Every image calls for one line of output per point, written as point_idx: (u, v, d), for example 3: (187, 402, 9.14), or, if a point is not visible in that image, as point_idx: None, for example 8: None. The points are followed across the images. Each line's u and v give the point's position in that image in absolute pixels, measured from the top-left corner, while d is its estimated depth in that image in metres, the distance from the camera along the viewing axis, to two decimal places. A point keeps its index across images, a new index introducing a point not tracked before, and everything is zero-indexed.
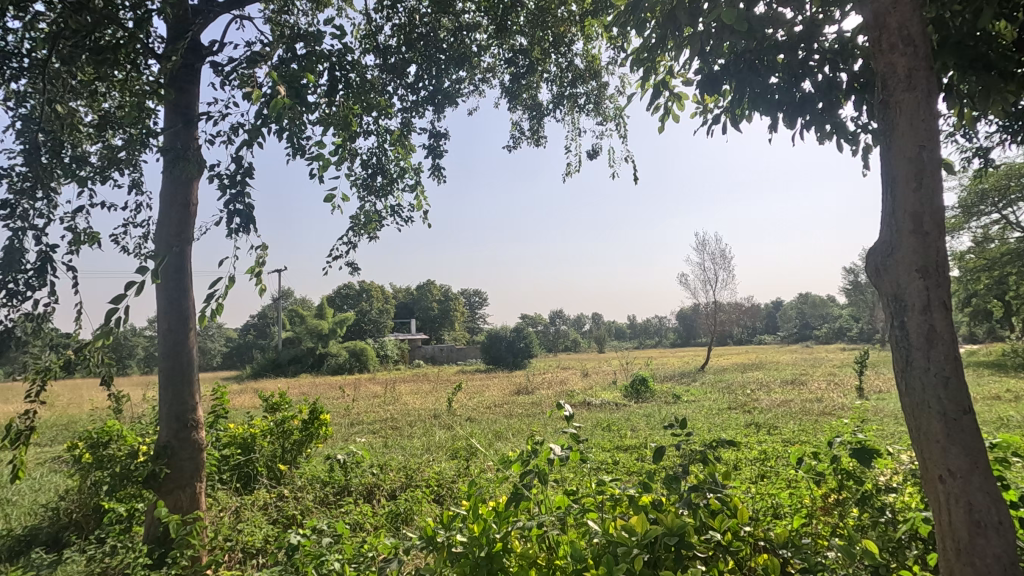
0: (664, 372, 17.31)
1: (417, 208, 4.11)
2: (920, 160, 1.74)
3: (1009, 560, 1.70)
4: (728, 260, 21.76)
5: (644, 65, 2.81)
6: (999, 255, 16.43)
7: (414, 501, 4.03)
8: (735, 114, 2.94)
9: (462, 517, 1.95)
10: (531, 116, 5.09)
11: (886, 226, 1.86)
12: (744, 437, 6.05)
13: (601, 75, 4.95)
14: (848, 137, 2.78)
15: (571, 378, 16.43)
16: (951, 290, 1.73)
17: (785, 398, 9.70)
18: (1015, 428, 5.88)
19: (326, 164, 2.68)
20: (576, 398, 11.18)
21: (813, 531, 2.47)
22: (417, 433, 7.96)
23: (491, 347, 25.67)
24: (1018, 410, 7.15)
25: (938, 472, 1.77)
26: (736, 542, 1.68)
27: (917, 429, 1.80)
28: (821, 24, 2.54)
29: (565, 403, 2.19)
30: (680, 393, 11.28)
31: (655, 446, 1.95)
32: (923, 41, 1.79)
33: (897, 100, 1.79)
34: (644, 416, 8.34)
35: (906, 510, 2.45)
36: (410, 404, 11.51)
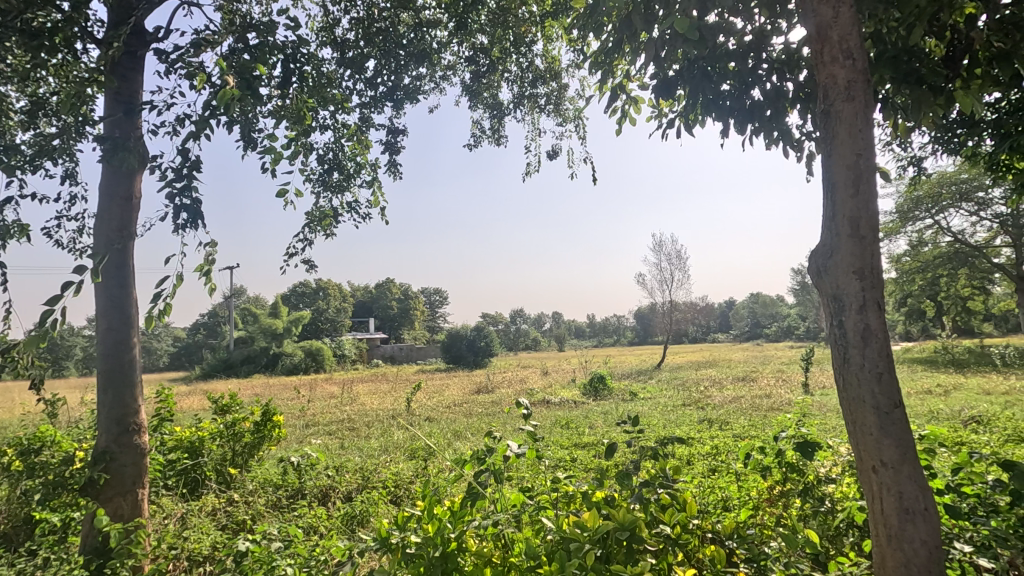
0: (622, 370, 17.64)
1: (374, 206, 4.05)
2: (858, 168, 1.84)
3: (934, 544, 1.82)
4: (683, 261, 22.36)
5: (602, 67, 2.86)
6: (931, 258, 17.52)
7: (371, 503, 3.96)
8: (689, 119, 3.04)
9: (417, 517, 1.94)
10: (491, 115, 5.10)
11: (826, 230, 1.95)
12: (698, 433, 6.22)
13: (561, 77, 5.00)
14: (794, 144, 2.93)
15: (531, 378, 16.48)
16: (886, 290, 1.84)
17: (736, 394, 10.05)
18: (942, 420, 6.29)
19: (279, 158, 2.60)
20: (535, 397, 11.22)
21: (760, 522, 2.57)
22: (375, 434, 7.83)
23: (452, 347, 25.51)
24: (946, 404, 7.65)
25: (873, 463, 1.87)
26: (685, 534, 1.72)
27: (853, 422, 1.90)
28: (769, 36, 2.66)
29: (522, 400, 2.18)
30: (637, 391, 11.52)
31: (608, 443, 1.98)
32: (861, 54, 1.89)
33: (837, 110, 1.88)
34: (602, 413, 8.46)
35: (844, 499, 2.59)
36: (367, 404, 11.32)
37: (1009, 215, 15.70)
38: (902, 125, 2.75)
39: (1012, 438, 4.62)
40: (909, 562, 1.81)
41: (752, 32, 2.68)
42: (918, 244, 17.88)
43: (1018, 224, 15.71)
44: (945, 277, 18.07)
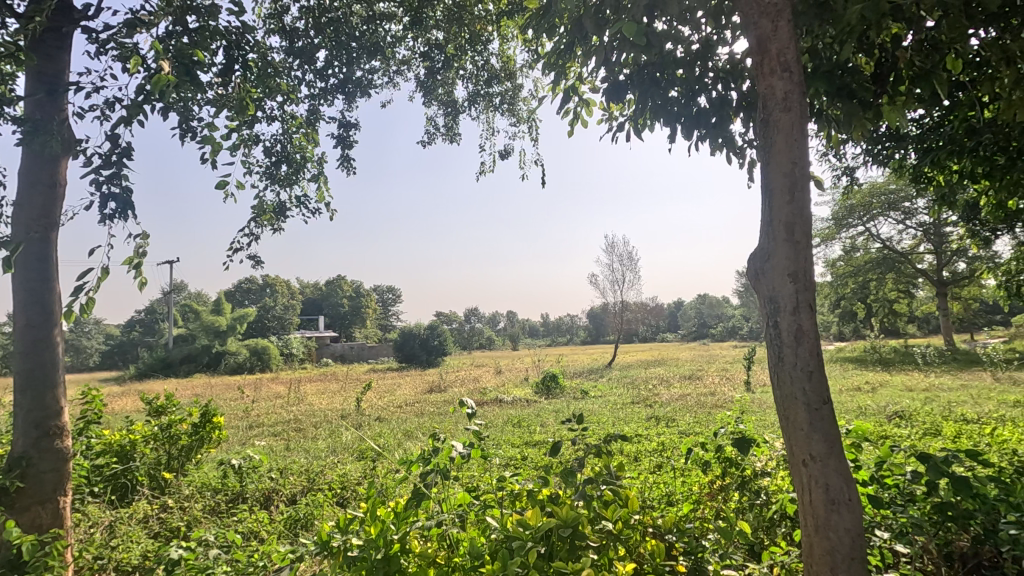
0: (574, 369, 17.89)
1: (322, 200, 3.96)
2: (793, 175, 1.93)
3: (857, 532, 1.93)
4: (635, 262, 22.88)
5: (555, 69, 2.89)
6: (863, 263, 18.63)
7: (316, 505, 3.85)
8: (638, 123, 3.11)
9: (360, 519, 1.90)
10: (446, 113, 5.05)
11: (763, 235, 2.04)
12: (645, 430, 6.38)
13: (516, 77, 5.02)
14: (737, 151, 3.04)
15: (484, 376, 16.48)
16: (817, 293, 1.93)
17: (683, 392, 10.38)
18: (869, 415, 6.70)
19: (218, 148, 2.49)
20: (487, 395, 11.23)
21: (700, 516, 2.66)
22: (323, 434, 7.64)
23: (405, 345, 25.21)
24: (874, 400, 8.15)
25: (803, 456, 1.97)
26: (626, 530, 1.75)
27: (785, 418, 2.00)
28: (714, 46, 2.76)
29: (468, 400, 2.18)
30: (588, 389, 11.72)
31: (553, 441, 2.00)
32: (797, 68, 1.99)
33: (775, 119, 1.97)
34: (553, 411, 8.54)
35: (777, 492, 2.71)
36: (316, 404, 11.02)
37: (931, 224, 16.88)
38: (835, 136, 2.91)
39: (929, 432, 4.96)
40: (833, 550, 1.91)
41: (699, 40, 2.77)
42: (851, 250, 18.95)
43: (938, 232, 16.92)
44: (874, 281, 19.24)
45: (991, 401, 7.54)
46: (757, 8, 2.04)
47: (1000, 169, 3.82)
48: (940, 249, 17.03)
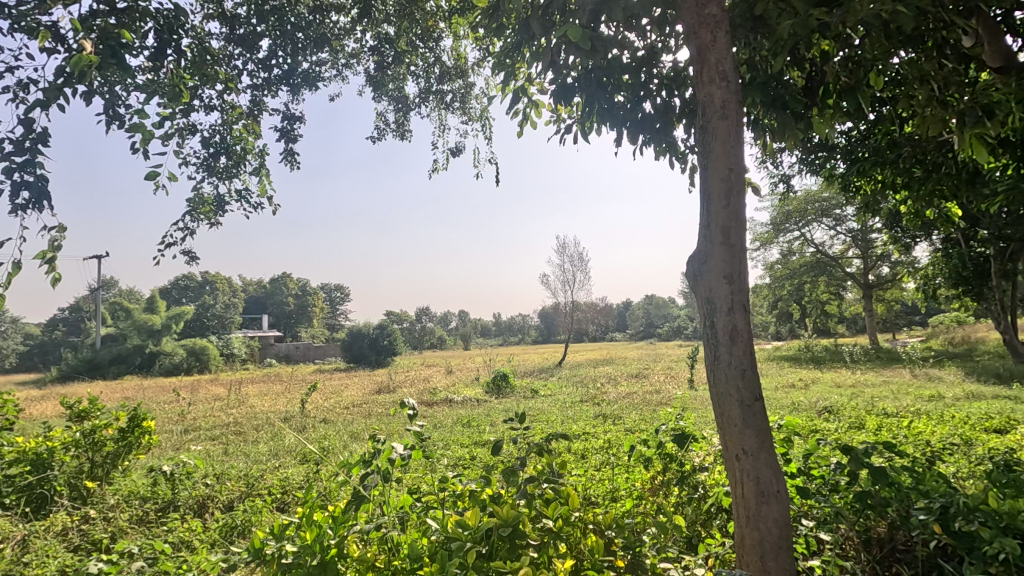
0: (525, 368, 18.00)
1: (264, 195, 3.82)
2: (729, 181, 2.02)
3: (785, 523, 2.03)
4: (585, 263, 23.25)
5: (505, 69, 2.91)
6: (798, 266, 19.64)
7: (253, 512, 3.69)
8: (585, 126, 3.16)
9: (295, 525, 1.85)
10: (396, 108, 4.97)
11: (701, 238, 2.11)
12: (592, 428, 6.48)
13: (467, 75, 5.00)
14: (680, 156, 3.14)
15: (434, 377, 16.31)
16: (750, 294, 2.02)
17: (629, 390, 10.62)
18: (801, 411, 7.07)
19: (148, 136, 2.35)
20: (437, 396, 11.13)
21: (641, 511, 2.73)
22: (265, 437, 7.36)
23: (353, 345, 24.68)
24: (806, 396, 8.61)
25: (736, 451, 2.05)
26: (566, 527, 1.78)
27: (721, 415, 2.08)
28: (658, 53, 2.84)
29: (410, 400, 2.15)
30: (538, 388, 11.82)
31: (495, 441, 2.01)
32: (733, 77, 2.08)
33: (714, 126, 2.05)
34: (503, 411, 8.55)
35: (714, 486, 2.81)
36: (257, 407, 10.60)
37: (859, 231, 17.96)
38: (770, 146, 3.05)
39: (854, 426, 5.27)
40: (763, 540, 2.01)
41: (644, 47, 2.84)
42: (788, 253, 19.93)
43: (865, 239, 18.03)
44: (808, 283, 20.31)
45: (909, 396, 8.10)
46: (696, 18, 2.11)
47: (917, 180, 4.11)
48: (866, 254, 18.15)
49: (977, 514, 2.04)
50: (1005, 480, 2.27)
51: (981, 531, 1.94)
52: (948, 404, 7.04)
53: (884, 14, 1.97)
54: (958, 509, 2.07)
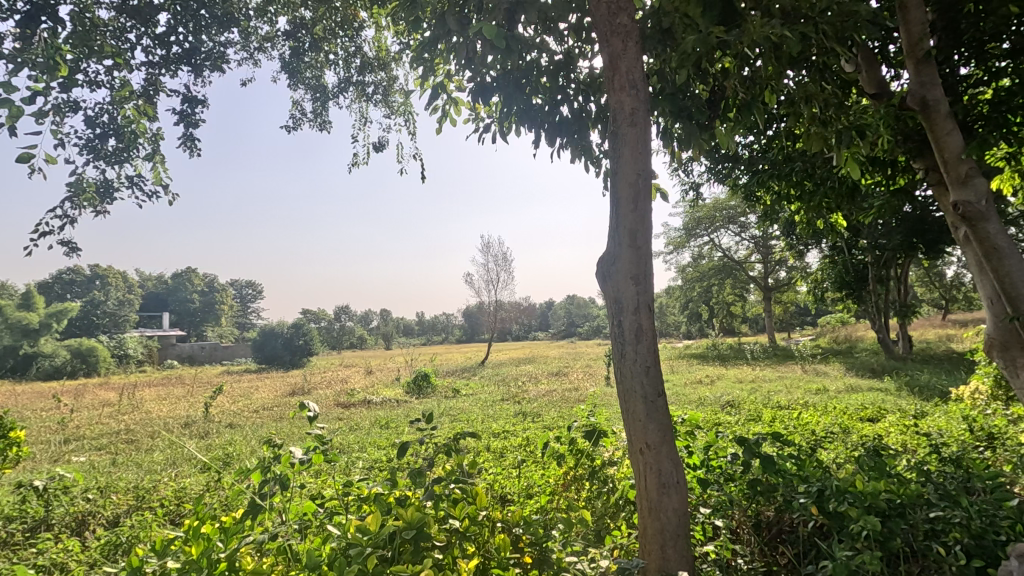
0: (447, 368, 17.85)
1: (160, 182, 3.52)
2: (636, 186, 2.11)
3: (683, 512, 2.14)
4: (509, 262, 23.42)
5: (423, 63, 2.87)
6: (708, 269, 20.92)
7: (143, 526, 3.40)
8: (504, 126, 3.18)
9: (181, 541, 1.72)
10: (314, 97, 4.73)
11: (610, 240, 2.18)
12: (512, 426, 6.55)
13: (390, 68, 4.88)
14: (595, 160, 3.24)
15: (353, 377, 15.78)
16: (654, 294, 2.12)
17: (549, 388, 10.83)
18: (706, 405, 7.52)
19: (16, 111, 2.09)
20: (355, 397, 10.78)
21: (553, 508, 2.77)
22: (160, 445, 6.80)
23: (265, 345, 23.39)
24: (712, 391, 9.18)
25: (640, 446, 2.14)
26: (473, 526, 1.78)
27: (626, 410, 2.16)
28: (576, 58, 2.91)
29: (311, 403, 2.07)
30: (460, 388, 11.77)
31: (402, 442, 1.97)
32: (642, 86, 2.17)
33: (623, 133, 2.14)
34: (423, 411, 8.44)
35: (622, 478, 2.92)
36: (154, 412, 9.76)
37: (760, 238, 19.41)
38: (678, 154, 3.21)
39: (751, 419, 5.68)
40: (663, 529, 2.11)
41: (562, 52, 2.91)
42: (698, 257, 21.16)
43: (766, 245, 19.50)
44: (715, 286, 21.69)
45: (799, 390, 8.85)
46: (608, 26, 2.18)
47: (807, 192, 4.49)
48: (766, 259, 19.64)
49: (846, 495, 2.25)
50: (872, 462, 2.52)
51: (848, 510, 2.14)
52: (831, 397, 7.77)
53: (773, 36, 2.13)
54: (831, 491, 2.28)
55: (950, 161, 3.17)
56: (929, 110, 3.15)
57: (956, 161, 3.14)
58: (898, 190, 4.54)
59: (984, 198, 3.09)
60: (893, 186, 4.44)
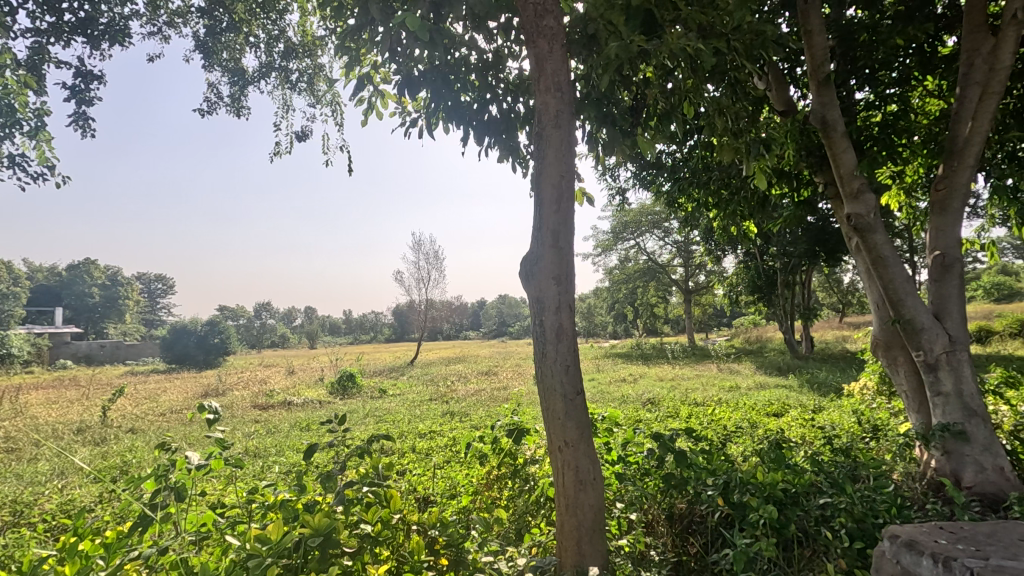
0: (374, 368, 17.42)
1: (46, 163, 3.19)
2: (559, 188, 2.14)
3: (599, 508, 2.19)
4: (441, 261, 23.16)
5: (347, 53, 2.77)
6: (634, 272, 21.71)
7: (21, 542, 3.06)
8: (431, 121, 3.13)
9: (54, 559, 1.55)
10: (232, 81, 4.44)
11: (533, 240, 2.19)
12: (439, 426, 6.45)
13: (316, 56, 4.68)
14: (522, 160, 3.26)
15: (272, 378, 15.00)
16: (575, 294, 2.15)
17: (478, 387, 10.84)
18: (630, 402, 7.78)
19: None
20: (274, 398, 10.25)
21: (474, 509, 2.75)
22: (46, 453, 6.15)
23: (176, 343, 21.81)
24: (635, 389, 9.53)
25: (559, 443, 2.17)
26: (385, 530, 1.74)
27: (546, 409, 2.18)
28: (505, 58, 2.92)
29: (211, 404, 1.95)
30: (387, 387, 11.52)
31: (312, 445, 1.89)
32: (567, 89, 2.21)
33: (548, 135, 2.16)
34: (346, 413, 8.15)
35: (543, 476, 2.96)
36: (40, 418, 8.83)
37: (682, 243, 20.35)
38: (603, 159, 3.30)
39: (669, 415, 5.94)
40: (580, 525, 2.15)
41: (491, 51, 2.90)
42: (625, 260, 21.89)
43: (687, 250, 20.48)
44: (641, 288, 22.56)
45: (714, 387, 9.37)
46: (534, 27, 2.19)
47: (723, 200, 4.74)
48: (687, 263, 20.65)
49: (748, 486, 2.40)
50: (773, 455, 2.69)
51: (750, 501, 2.28)
52: (743, 394, 8.24)
53: (689, 49, 2.22)
54: (735, 483, 2.41)
55: (845, 177, 3.43)
56: (828, 129, 3.41)
57: (850, 177, 3.41)
58: (802, 201, 4.90)
59: (873, 212, 3.38)
60: (799, 198, 4.79)
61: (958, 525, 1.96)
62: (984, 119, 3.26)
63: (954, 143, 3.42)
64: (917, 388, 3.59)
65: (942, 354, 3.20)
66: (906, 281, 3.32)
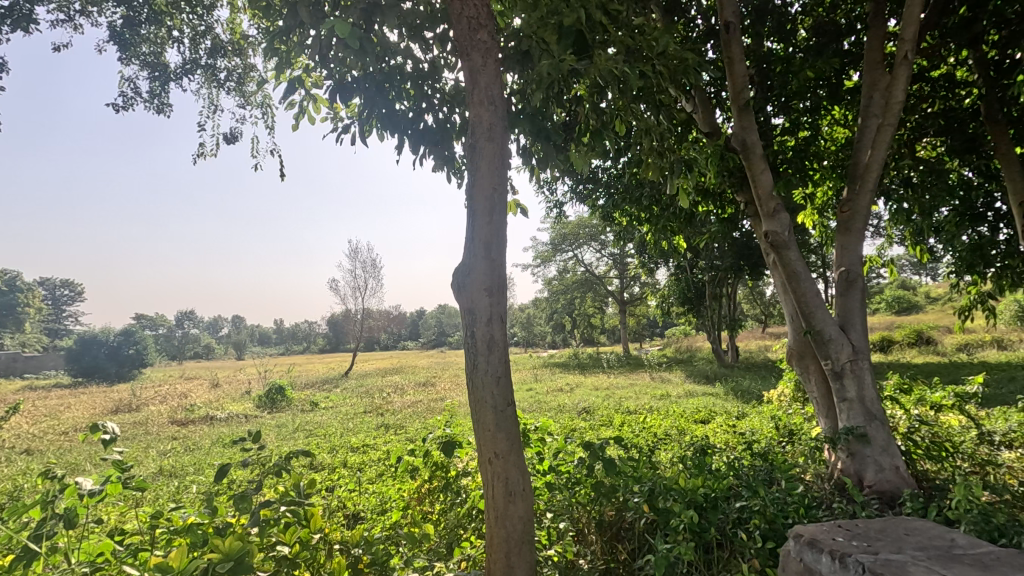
0: (306, 380, 16.74)
1: None
2: (492, 200, 2.16)
3: (528, 519, 2.20)
4: (379, 269, 22.64)
5: (277, 54, 2.69)
6: (572, 283, 22.14)
7: None
8: (365, 128, 3.08)
9: None
10: (152, 76, 4.17)
11: (466, 251, 2.19)
12: (372, 440, 6.28)
13: (246, 55, 4.50)
14: (457, 171, 3.27)
15: (193, 392, 14.06)
16: (507, 305, 2.16)
17: (415, 399, 10.65)
18: (566, 411, 7.89)
19: None
20: (194, 413, 9.62)
21: (403, 524, 2.68)
22: None
23: (83, 355, 19.88)
24: (571, 398, 9.67)
25: (489, 455, 2.17)
26: (304, 551, 1.69)
27: (477, 421, 2.17)
28: (441, 69, 2.92)
29: (109, 424, 1.80)
30: (319, 400, 11.09)
31: (224, 465, 1.79)
32: (501, 103, 2.23)
33: (481, 147, 2.18)
34: (273, 427, 7.77)
35: (474, 488, 2.94)
36: None
37: (618, 255, 20.94)
38: (537, 172, 3.36)
39: (603, 423, 6.06)
40: (509, 537, 2.15)
41: (427, 61, 2.89)
42: (564, 271, 22.26)
43: (623, 262, 21.11)
44: (578, 298, 23.01)
45: (647, 396, 9.68)
46: (468, 41, 2.21)
47: (654, 215, 4.94)
48: (623, 275, 21.27)
49: (672, 492, 2.48)
50: (695, 461, 2.80)
51: (673, 506, 2.36)
52: (673, 402, 8.56)
53: (616, 71, 2.32)
54: (659, 489, 2.49)
55: (762, 196, 3.66)
56: (748, 151, 3.63)
57: (767, 197, 3.64)
58: (726, 218, 5.19)
59: (787, 230, 3.62)
60: (723, 215, 5.06)
61: (853, 522, 2.11)
62: (881, 148, 3.58)
63: (857, 168, 3.72)
64: (825, 395, 3.86)
65: (847, 363, 3.45)
66: (816, 295, 3.57)
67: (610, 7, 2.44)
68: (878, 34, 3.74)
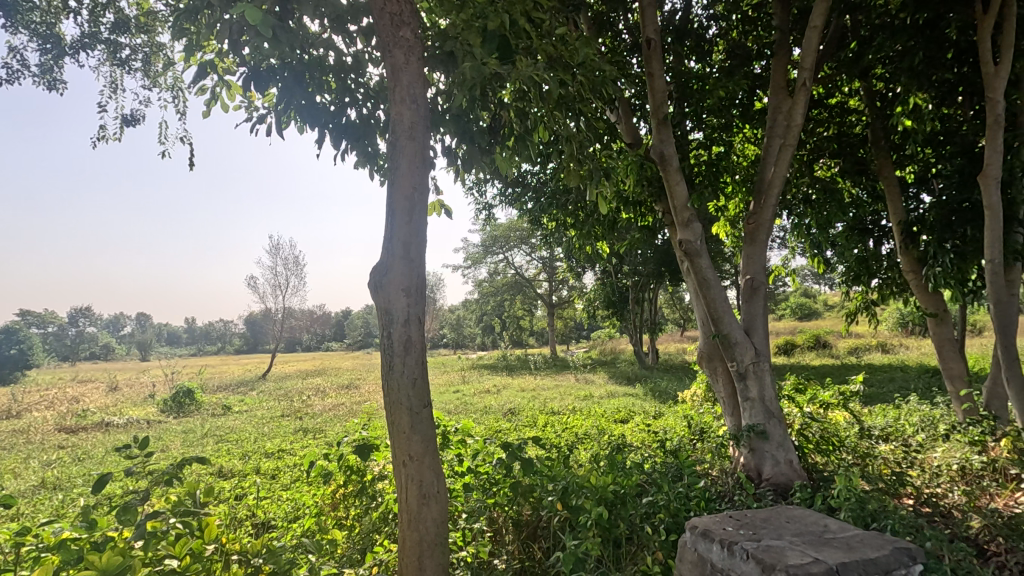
0: (219, 382, 15.70)
1: None
2: (411, 200, 2.14)
3: (442, 521, 2.19)
4: (303, 267, 21.67)
5: (184, 34, 2.52)
6: (502, 286, 22.25)
7: None
8: (283, 119, 2.95)
9: None
10: (43, 48, 3.78)
11: (383, 251, 2.15)
12: (288, 445, 6.00)
13: (154, 33, 4.18)
14: (380, 168, 3.21)
15: (86, 396, 12.80)
16: (425, 306, 2.14)
17: (337, 402, 10.30)
18: (491, 413, 7.92)
19: None
20: (86, 420, 8.76)
21: (314, 531, 2.59)
22: None
23: None
24: (498, 399, 9.71)
25: (403, 458, 2.14)
26: (196, 562, 1.61)
27: (392, 424, 2.13)
28: (366, 63, 2.85)
29: None
30: (232, 404, 10.44)
31: (103, 475, 1.67)
32: (423, 101, 2.21)
33: (402, 146, 2.15)
34: (178, 434, 7.24)
35: (390, 491, 2.89)
36: None
37: (547, 258, 21.28)
38: (462, 173, 3.37)
39: (526, 424, 6.14)
40: (421, 540, 2.13)
41: (350, 54, 2.82)
42: (494, 273, 22.33)
43: (552, 266, 21.47)
44: (508, 300, 23.15)
45: (571, 397, 9.92)
46: (391, 37, 2.17)
47: (579, 221, 5.06)
48: (552, 279, 21.64)
49: (584, 490, 2.55)
50: (609, 459, 2.90)
51: (584, 503, 2.44)
52: (595, 403, 8.82)
53: (537, 78, 2.37)
54: (573, 487, 2.57)
55: (677, 207, 3.84)
56: (665, 162, 3.81)
57: (682, 207, 3.83)
58: (646, 225, 5.42)
59: (700, 239, 3.82)
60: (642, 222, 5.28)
61: (743, 512, 2.26)
62: (783, 166, 3.87)
63: (762, 184, 4.00)
64: (731, 394, 4.12)
65: (750, 364, 3.70)
66: (724, 302, 3.79)
67: (534, 15, 2.49)
68: (782, 61, 4.05)
